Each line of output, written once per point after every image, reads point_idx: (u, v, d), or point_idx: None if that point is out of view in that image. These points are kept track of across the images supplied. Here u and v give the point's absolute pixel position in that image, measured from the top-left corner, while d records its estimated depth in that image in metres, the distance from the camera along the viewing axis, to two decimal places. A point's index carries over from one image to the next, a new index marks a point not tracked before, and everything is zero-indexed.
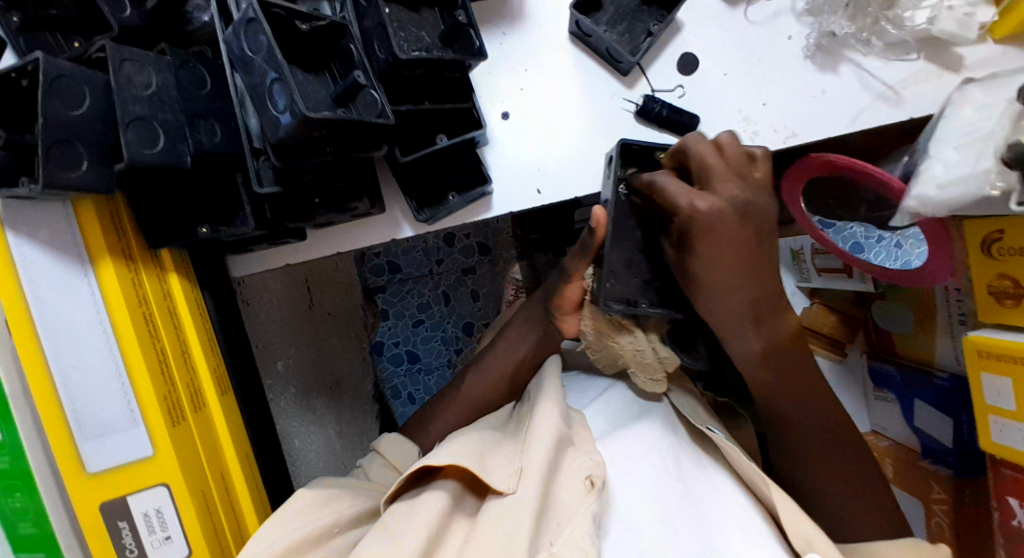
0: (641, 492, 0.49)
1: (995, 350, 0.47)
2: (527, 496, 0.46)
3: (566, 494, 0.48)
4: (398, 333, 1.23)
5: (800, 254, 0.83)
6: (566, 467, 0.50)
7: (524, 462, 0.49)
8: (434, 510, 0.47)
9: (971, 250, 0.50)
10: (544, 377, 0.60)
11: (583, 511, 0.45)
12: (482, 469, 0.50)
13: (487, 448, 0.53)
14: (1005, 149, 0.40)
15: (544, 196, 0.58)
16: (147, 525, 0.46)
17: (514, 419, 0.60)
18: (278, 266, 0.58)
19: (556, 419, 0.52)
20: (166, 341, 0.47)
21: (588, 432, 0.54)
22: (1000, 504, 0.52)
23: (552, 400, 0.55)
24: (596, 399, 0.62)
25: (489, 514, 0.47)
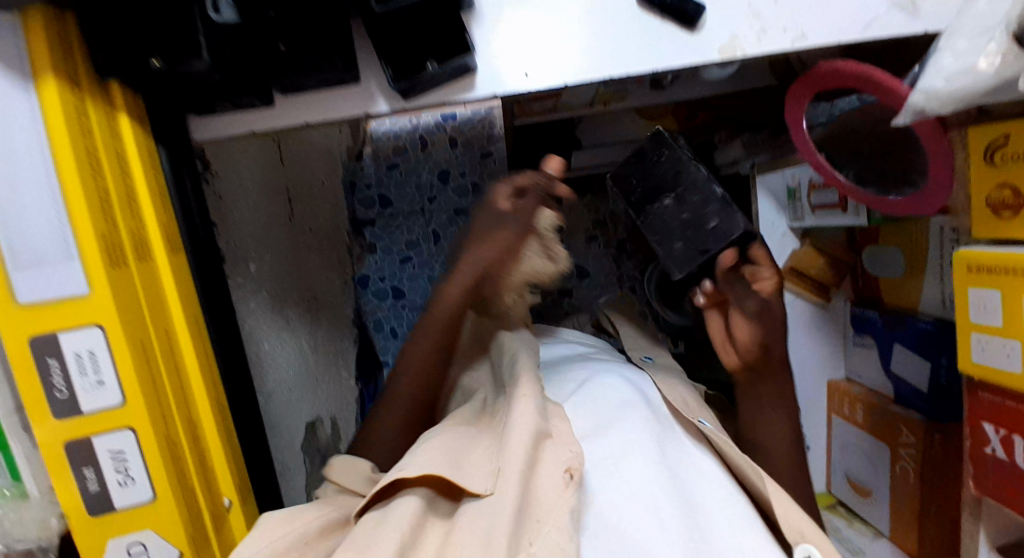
0: (624, 480, 0.46)
1: (986, 263, 0.44)
2: (503, 498, 0.44)
3: (546, 491, 0.46)
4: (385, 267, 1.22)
5: (795, 191, 0.79)
6: (545, 462, 0.48)
7: (501, 463, 0.47)
8: (406, 521, 0.44)
9: (972, 161, 0.47)
10: (520, 378, 0.57)
11: (563, 510, 0.44)
12: (458, 474, 0.47)
13: (460, 446, 0.50)
14: (1017, 25, 0.38)
15: (532, 81, 0.54)
16: (78, 366, 0.44)
17: (487, 412, 0.58)
18: (240, 134, 0.54)
19: (532, 415, 0.51)
20: (110, 182, 0.45)
21: (567, 424, 0.51)
22: (973, 430, 0.50)
23: (530, 395, 0.53)
24: (578, 389, 0.59)
25: (465, 517, 0.45)
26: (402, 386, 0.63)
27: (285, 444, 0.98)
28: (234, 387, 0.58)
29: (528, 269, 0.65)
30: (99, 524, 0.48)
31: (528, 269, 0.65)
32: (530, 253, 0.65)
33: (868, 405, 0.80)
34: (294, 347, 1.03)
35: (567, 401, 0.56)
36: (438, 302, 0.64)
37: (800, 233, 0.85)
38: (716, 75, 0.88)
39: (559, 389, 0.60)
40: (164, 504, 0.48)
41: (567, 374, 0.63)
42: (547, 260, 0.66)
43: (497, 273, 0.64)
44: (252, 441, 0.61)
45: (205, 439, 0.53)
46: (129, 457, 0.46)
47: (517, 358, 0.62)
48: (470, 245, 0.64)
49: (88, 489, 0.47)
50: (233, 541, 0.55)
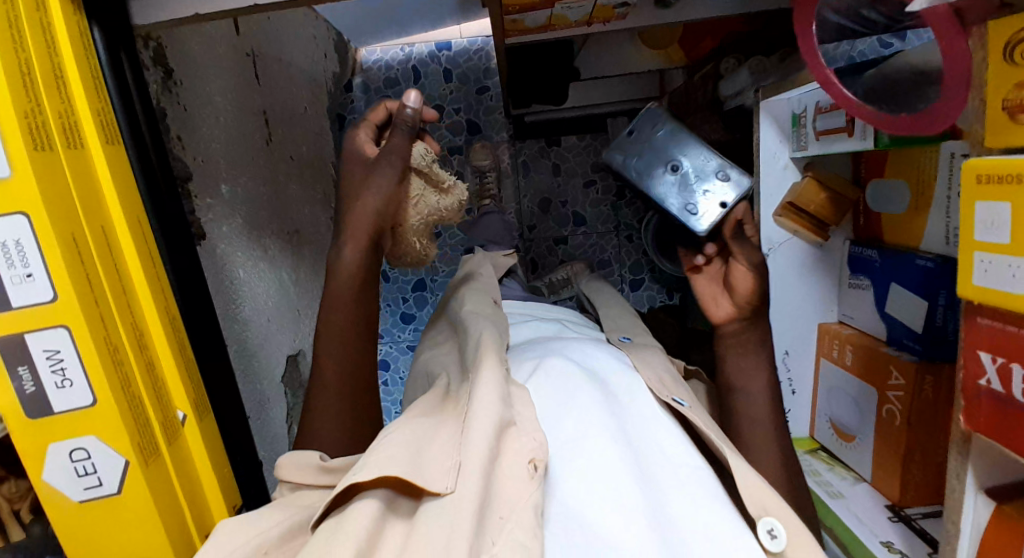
0: (591, 468, 0.45)
1: (997, 172, 0.41)
2: (468, 490, 0.42)
3: (510, 484, 0.44)
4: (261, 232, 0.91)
5: (801, 118, 0.74)
6: (508, 450, 0.47)
7: (463, 456, 0.45)
8: (368, 518, 0.41)
9: (990, 60, 0.42)
10: (482, 361, 0.56)
11: (527, 505, 0.42)
12: (421, 473, 0.44)
13: (422, 434, 0.49)
14: None
15: None
16: (4, 257, 0.40)
17: (451, 397, 0.56)
18: (186, 17, 0.50)
19: (495, 402, 0.49)
20: (34, 56, 0.40)
21: (531, 410, 0.51)
22: (969, 361, 0.46)
23: (493, 382, 0.52)
24: (538, 371, 0.58)
25: (427, 515, 0.41)
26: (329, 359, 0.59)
27: (262, 373, 0.92)
28: (185, 298, 0.55)
29: (422, 205, 0.64)
30: (40, 427, 0.45)
31: (424, 207, 0.64)
32: (419, 191, 0.63)
33: (858, 348, 0.77)
34: (275, 280, 0.99)
35: (531, 382, 0.56)
36: (338, 272, 0.60)
37: (802, 166, 0.79)
38: None
39: (521, 369, 0.60)
40: (106, 408, 0.45)
41: (528, 354, 0.63)
42: (439, 192, 0.65)
43: (393, 219, 0.62)
44: (208, 355, 0.58)
45: (152, 347, 0.51)
46: (66, 358, 0.43)
47: (480, 340, 0.62)
48: (355, 200, 0.60)
49: (25, 390, 0.44)
50: (188, 454, 0.54)
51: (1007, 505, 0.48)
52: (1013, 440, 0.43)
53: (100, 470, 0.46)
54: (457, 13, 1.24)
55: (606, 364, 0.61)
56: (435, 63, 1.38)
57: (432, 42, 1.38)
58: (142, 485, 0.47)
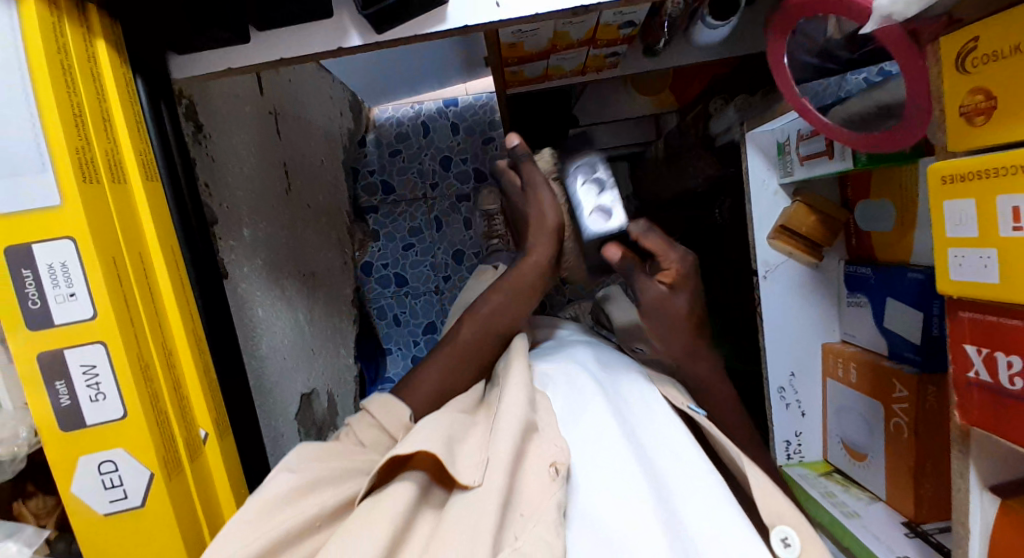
0: (606, 471, 0.47)
1: (959, 172, 0.44)
2: (493, 485, 0.44)
3: (532, 486, 0.45)
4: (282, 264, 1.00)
5: (786, 146, 0.79)
6: (532, 453, 0.48)
7: (490, 453, 0.47)
8: (403, 505, 0.44)
9: (946, 71, 0.46)
10: (512, 366, 0.59)
11: (550, 503, 0.43)
12: (451, 460, 0.47)
13: (458, 430, 0.51)
14: None
15: (504, 10, 0.53)
16: (51, 277, 0.45)
17: (485, 402, 0.60)
18: (220, 72, 0.56)
19: (521, 405, 0.51)
20: (84, 101, 0.46)
21: (553, 416, 0.52)
22: (958, 355, 0.48)
23: (520, 384, 0.54)
24: (560, 373, 0.60)
25: (454, 507, 0.44)
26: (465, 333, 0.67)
27: (277, 410, 0.94)
28: (213, 323, 0.59)
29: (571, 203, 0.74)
30: (72, 440, 0.48)
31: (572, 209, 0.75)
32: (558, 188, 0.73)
33: (861, 364, 0.78)
34: (291, 320, 1.02)
35: (550, 387, 0.58)
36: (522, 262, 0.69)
37: (791, 191, 0.83)
38: (709, 38, 0.89)
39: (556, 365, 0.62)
40: (135, 422, 0.48)
41: (558, 354, 0.65)
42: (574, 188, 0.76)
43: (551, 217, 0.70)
44: (233, 376, 0.61)
45: (180, 367, 0.53)
46: (101, 372, 0.47)
47: (511, 347, 0.64)
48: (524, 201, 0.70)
49: (61, 404, 0.47)
50: (208, 474, 0.56)
51: (1012, 500, 0.49)
52: (1007, 429, 0.44)
53: (126, 483, 0.49)
54: (462, 71, 1.33)
55: (626, 369, 0.63)
56: (442, 118, 1.47)
57: (440, 99, 1.47)
58: (164, 499, 0.49)
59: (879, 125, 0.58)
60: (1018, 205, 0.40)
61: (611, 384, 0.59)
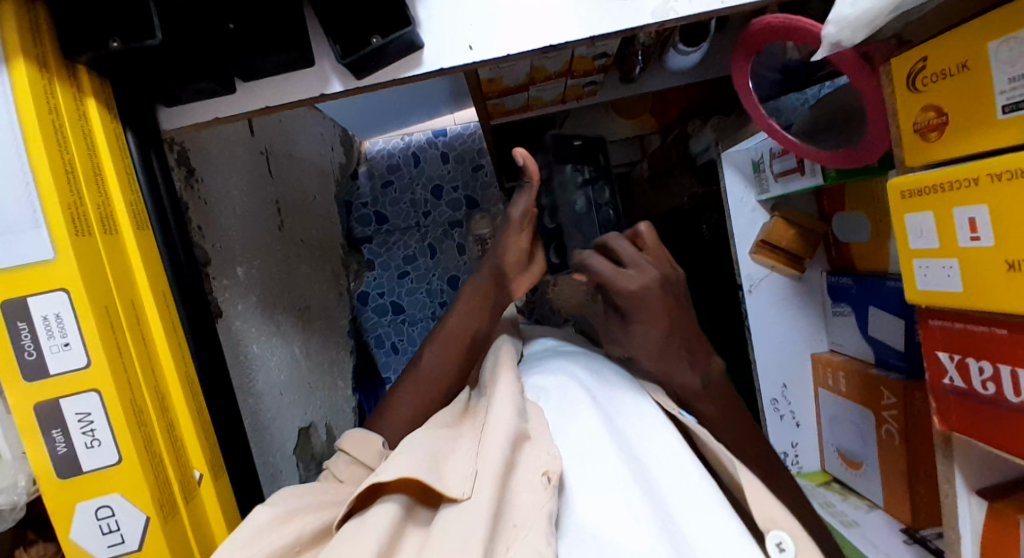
0: (595, 480, 0.47)
1: (916, 186, 0.46)
2: (483, 497, 0.44)
3: (524, 493, 0.46)
4: (275, 297, 1.01)
5: (760, 164, 0.81)
6: (524, 461, 0.49)
7: (480, 465, 0.47)
8: (387, 521, 0.45)
9: (898, 90, 0.48)
10: (500, 377, 0.60)
11: (541, 513, 0.44)
12: (437, 478, 0.47)
13: (444, 449, 0.52)
14: None
15: (476, 52, 0.56)
16: (46, 329, 0.46)
17: (470, 413, 0.61)
18: (208, 120, 0.59)
19: (511, 415, 0.52)
20: (76, 157, 0.48)
21: (544, 423, 0.53)
22: (932, 363, 0.50)
23: (509, 393, 0.55)
24: (553, 381, 0.60)
25: (446, 519, 0.44)
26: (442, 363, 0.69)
27: (275, 444, 0.94)
28: (206, 363, 0.60)
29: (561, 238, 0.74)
30: (69, 487, 0.49)
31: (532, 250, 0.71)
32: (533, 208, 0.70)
33: (849, 373, 0.79)
34: (287, 354, 1.03)
35: (540, 397, 0.59)
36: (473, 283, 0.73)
37: (769, 207, 0.85)
38: (681, 63, 0.93)
39: (543, 376, 0.62)
40: (130, 467, 0.49)
41: (544, 365, 0.66)
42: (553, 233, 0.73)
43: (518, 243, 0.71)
44: (228, 413, 0.62)
45: (173, 410, 0.54)
46: (95, 420, 0.48)
47: (499, 357, 0.65)
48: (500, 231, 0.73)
49: (57, 452, 0.48)
50: (204, 513, 0.56)
51: (998, 503, 0.49)
52: (983, 431, 0.46)
53: (122, 527, 0.49)
54: (448, 103, 1.37)
55: (615, 379, 0.63)
56: (432, 148, 1.50)
57: (429, 130, 1.50)
58: (160, 540, 0.50)
59: (839, 143, 0.61)
60: (974, 216, 0.42)
61: (597, 391, 0.60)
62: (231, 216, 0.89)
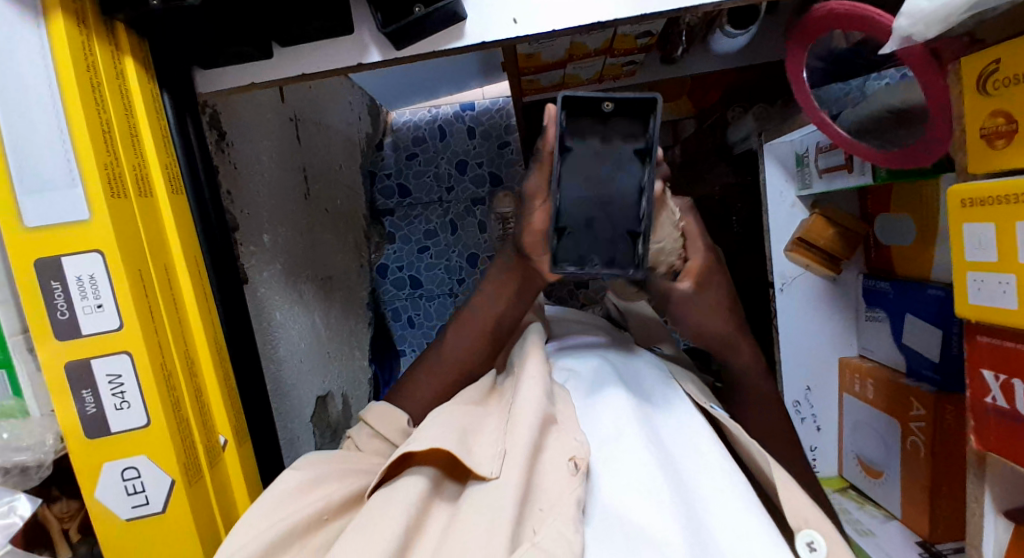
0: (621, 468, 0.46)
1: (979, 197, 0.44)
2: (511, 480, 0.45)
3: (551, 480, 0.46)
4: (298, 264, 1.01)
5: (805, 158, 0.78)
6: (551, 448, 0.49)
7: (509, 445, 0.48)
8: (414, 495, 0.45)
9: (966, 93, 0.45)
10: (527, 358, 0.59)
11: (568, 499, 0.43)
12: (468, 454, 0.48)
13: (472, 425, 0.53)
14: None
15: (520, 27, 0.54)
16: (79, 289, 0.46)
17: (497, 391, 0.61)
18: (243, 86, 0.57)
19: (539, 398, 0.52)
20: (113, 117, 0.48)
21: (571, 409, 0.53)
22: (974, 380, 0.48)
23: (537, 377, 0.54)
24: (583, 371, 0.60)
25: (473, 498, 0.45)
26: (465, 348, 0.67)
27: (293, 411, 0.96)
28: (235, 330, 0.60)
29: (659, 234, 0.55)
30: (97, 446, 0.50)
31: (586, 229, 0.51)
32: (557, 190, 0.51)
33: (879, 380, 0.77)
34: (307, 323, 1.03)
35: (569, 383, 0.58)
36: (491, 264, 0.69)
37: (809, 204, 0.82)
38: (727, 46, 0.89)
39: (570, 367, 0.62)
40: (158, 431, 0.49)
41: (573, 352, 0.66)
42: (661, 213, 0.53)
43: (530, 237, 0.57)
44: (254, 380, 0.62)
45: (202, 375, 0.55)
46: (126, 381, 0.48)
47: (527, 339, 0.64)
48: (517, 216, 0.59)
49: (87, 411, 0.49)
50: (227, 479, 0.57)
51: None
52: (1021, 456, 0.44)
53: (148, 488, 0.50)
54: (479, 76, 1.34)
55: (647, 367, 0.62)
56: (459, 122, 1.48)
57: (456, 104, 1.48)
58: (184, 503, 0.50)
59: (893, 143, 0.58)
60: None
61: (629, 381, 0.58)
62: (257, 182, 0.88)
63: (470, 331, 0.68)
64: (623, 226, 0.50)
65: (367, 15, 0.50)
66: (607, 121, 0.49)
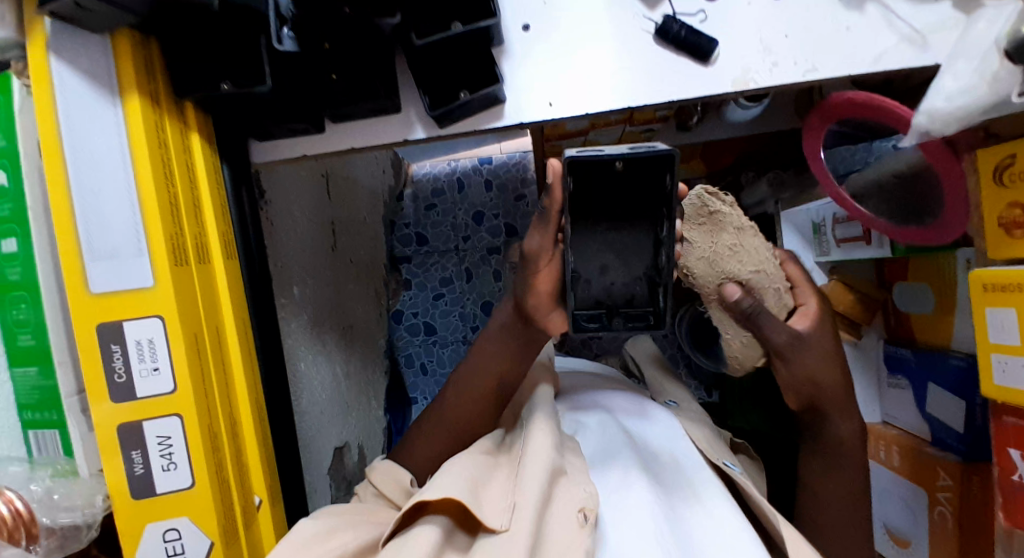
0: (629, 521, 0.47)
1: (1000, 282, 0.46)
2: (521, 531, 0.45)
3: (558, 530, 0.47)
4: (322, 313, 1.04)
5: (820, 226, 0.81)
6: (558, 498, 0.49)
7: (519, 496, 0.48)
8: (428, 543, 0.45)
9: (983, 183, 0.48)
10: (535, 410, 0.59)
11: (576, 552, 0.44)
12: (477, 503, 0.48)
13: (481, 475, 0.52)
14: (1009, 45, 0.40)
15: (556, 109, 0.58)
16: (137, 352, 0.48)
17: (508, 443, 0.61)
18: (296, 156, 0.61)
19: (548, 449, 0.52)
20: (179, 189, 0.51)
21: (581, 462, 0.53)
22: (1002, 459, 0.49)
23: (546, 428, 0.55)
24: (593, 423, 0.61)
25: (484, 550, 0.45)
26: (468, 402, 0.66)
27: (313, 462, 0.96)
28: (274, 388, 0.62)
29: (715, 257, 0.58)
30: (142, 508, 0.50)
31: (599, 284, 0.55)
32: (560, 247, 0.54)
33: (903, 448, 0.77)
34: (329, 372, 1.05)
35: (577, 436, 0.59)
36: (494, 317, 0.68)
37: (827, 269, 0.84)
38: (741, 116, 0.93)
39: (577, 421, 0.62)
40: (201, 490, 0.50)
41: (580, 404, 0.67)
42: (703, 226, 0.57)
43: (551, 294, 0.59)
44: (288, 438, 0.63)
45: (242, 434, 0.56)
46: (174, 443, 0.50)
47: (538, 392, 0.64)
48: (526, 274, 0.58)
49: (134, 473, 0.50)
50: (260, 540, 0.58)
51: None
52: None
53: (188, 550, 0.51)
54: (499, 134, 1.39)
55: (654, 421, 0.63)
56: (477, 174, 1.48)
57: (475, 157, 1.49)
58: None
59: (905, 214, 0.60)
60: None
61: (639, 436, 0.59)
62: (290, 235, 0.92)
63: (472, 384, 0.66)
64: (638, 270, 0.54)
65: (417, 99, 0.54)
66: (620, 175, 0.51)
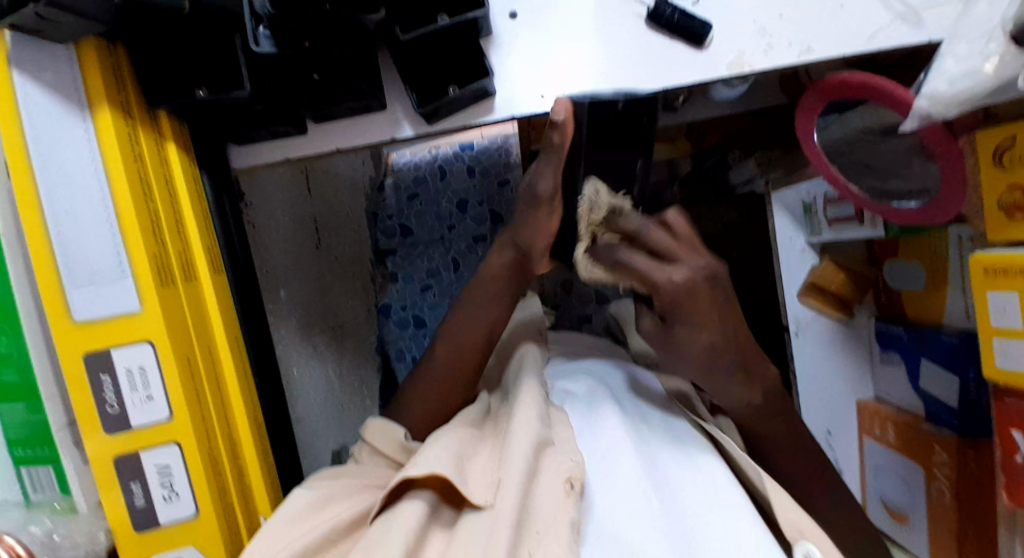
0: (620, 492, 0.43)
1: (1001, 266, 0.47)
2: (505, 505, 0.41)
3: (546, 500, 0.42)
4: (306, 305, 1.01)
5: (812, 208, 0.82)
6: (546, 469, 0.45)
7: (502, 471, 0.44)
8: (412, 522, 0.42)
9: (982, 165, 0.50)
10: (523, 378, 0.55)
11: (561, 525, 0.40)
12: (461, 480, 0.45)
13: (466, 450, 0.48)
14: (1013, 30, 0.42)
15: (548, 101, 0.56)
16: (129, 381, 0.47)
17: (494, 412, 0.56)
18: (276, 159, 0.58)
19: (534, 420, 0.47)
20: (160, 205, 0.48)
21: (569, 430, 0.48)
22: (1003, 438, 0.50)
23: (533, 398, 0.50)
24: (587, 381, 0.56)
25: (467, 528, 0.42)
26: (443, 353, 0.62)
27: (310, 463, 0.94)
28: (270, 401, 0.60)
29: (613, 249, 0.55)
30: (146, 539, 0.49)
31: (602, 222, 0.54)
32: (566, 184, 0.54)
33: (898, 423, 0.79)
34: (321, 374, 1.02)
35: (567, 399, 0.54)
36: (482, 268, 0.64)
37: (819, 249, 0.85)
38: (727, 95, 0.92)
39: (573, 380, 0.57)
40: (206, 517, 0.49)
41: (571, 366, 0.62)
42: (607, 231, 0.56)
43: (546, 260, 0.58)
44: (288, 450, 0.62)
45: (243, 455, 0.55)
46: (174, 471, 0.48)
47: (523, 356, 0.60)
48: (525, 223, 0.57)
49: (135, 503, 0.48)
50: None
51: None
52: None
53: None
54: None
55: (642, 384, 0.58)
56: None
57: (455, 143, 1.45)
58: None
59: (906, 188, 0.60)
60: None
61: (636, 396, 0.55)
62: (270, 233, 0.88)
63: (455, 339, 0.62)
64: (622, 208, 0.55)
65: (405, 97, 0.52)
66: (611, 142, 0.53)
